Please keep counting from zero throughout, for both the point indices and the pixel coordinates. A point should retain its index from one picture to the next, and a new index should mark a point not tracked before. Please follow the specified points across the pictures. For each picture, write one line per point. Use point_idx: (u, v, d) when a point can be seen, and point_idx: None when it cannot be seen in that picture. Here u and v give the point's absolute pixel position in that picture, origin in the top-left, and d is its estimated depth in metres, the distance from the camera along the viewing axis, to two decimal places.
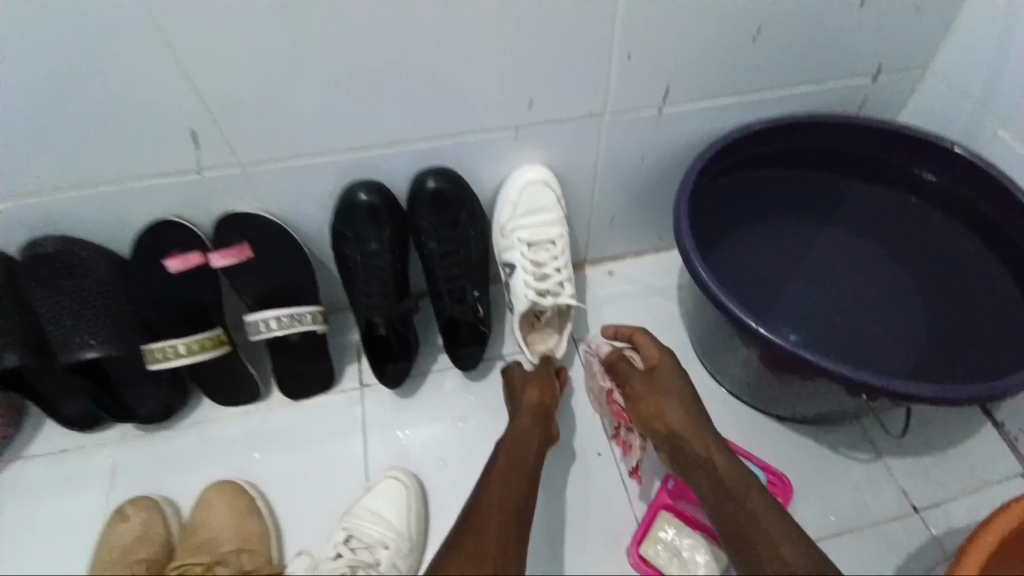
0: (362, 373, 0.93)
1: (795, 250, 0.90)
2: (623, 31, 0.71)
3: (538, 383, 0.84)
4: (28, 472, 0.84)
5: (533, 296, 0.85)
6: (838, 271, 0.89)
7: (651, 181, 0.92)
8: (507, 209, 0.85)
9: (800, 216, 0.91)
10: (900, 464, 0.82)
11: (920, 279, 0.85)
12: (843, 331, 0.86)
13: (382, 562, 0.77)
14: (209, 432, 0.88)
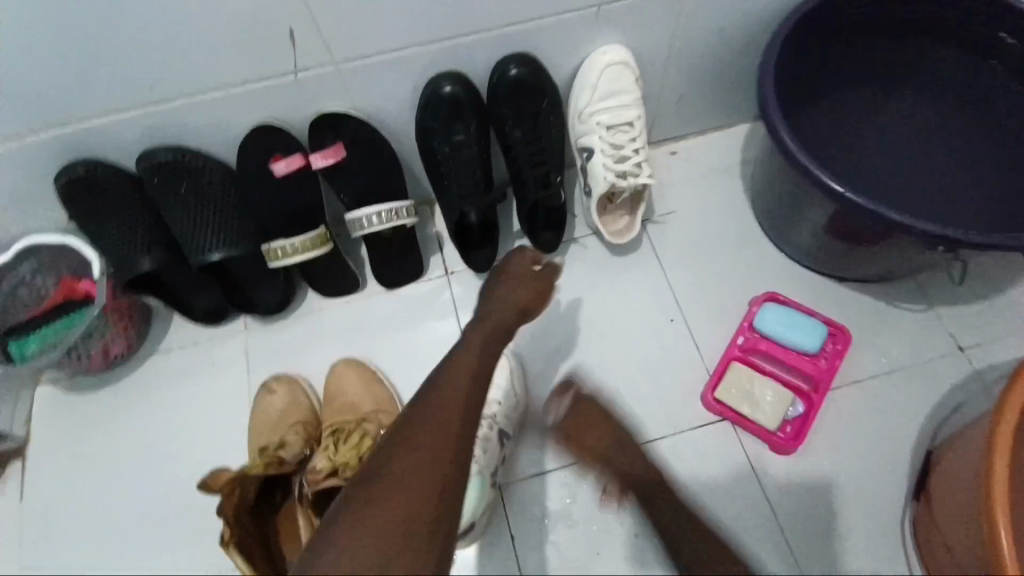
0: (446, 262, 1.01)
1: (872, 116, 0.91)
2: None
3: (527, 286, 0.74)
4: (171, 360, 0.96)
5: (612, 178, 0.89)
6: (910, 140, 0.91)
7: (725, 56, 0.91)
8: (586, 92, 0.86)
9: (878, 84, 0.90)
10: (949, 314, 0.91)
11: (1001, 137, 0.86)
12: (917, 191, 0.89)
13: (496, 415, 0.88)
14: (322, 319, 0.99)
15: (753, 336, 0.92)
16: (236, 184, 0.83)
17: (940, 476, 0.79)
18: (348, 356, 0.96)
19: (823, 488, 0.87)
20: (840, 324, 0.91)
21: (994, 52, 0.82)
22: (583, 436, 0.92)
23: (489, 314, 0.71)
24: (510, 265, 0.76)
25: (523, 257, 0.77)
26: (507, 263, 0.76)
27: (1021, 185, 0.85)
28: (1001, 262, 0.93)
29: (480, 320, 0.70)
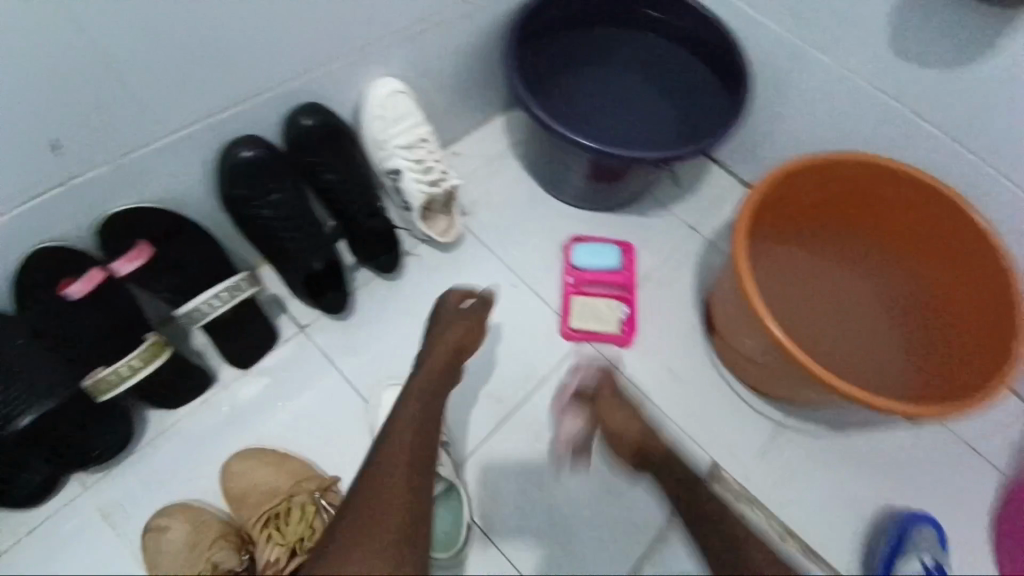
0: (297, 318, 1.02)
1: (585, 86, 1.17)
2: None
3: (466, 322, 0.89)
4: (27, 547, 0.84)
5: (427, 188, 1.00)
6: (613, 91, 1.18)
7: (472, 65, 1.09)
8: (376, 122, 0.95)
9: (583, 61, 1.17)
10: (681, 209, 1.28)
11: (665, 81, 1.17)
12: (633, 131, 1.16)
13: None
14: (189, 424, 0.93)
15: (578, 273, 1.15)
16: (38, 326, 0.72)
17: (714, 301, 1.11)
18: (237, 452, 0.92)
19: (662, 359, 1.13)
20: (624, 242, 1.20)
21: (645, 22, 1.15)
22: (488, 409, 1.05)
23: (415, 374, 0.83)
24: (443, 306, 0.91)
25: (453, 297, 0.93)
26: (443, 301, 0.92)
27: (687, 109, 1.16)
28: (695, 164, 1.32)
29: (430, 353, 0.85)
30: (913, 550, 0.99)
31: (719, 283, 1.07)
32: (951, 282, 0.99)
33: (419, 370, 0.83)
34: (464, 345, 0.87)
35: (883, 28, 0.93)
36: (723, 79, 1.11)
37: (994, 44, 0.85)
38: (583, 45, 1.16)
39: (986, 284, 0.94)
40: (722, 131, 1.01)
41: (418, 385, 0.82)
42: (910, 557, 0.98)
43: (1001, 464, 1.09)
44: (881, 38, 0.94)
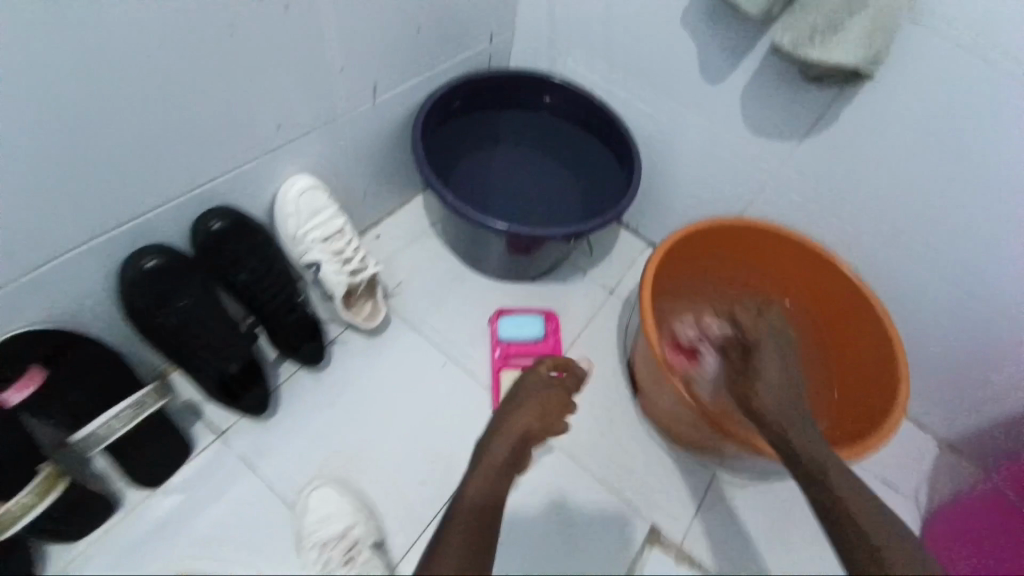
0: (213, 425, 0.98)
1: (494, 168, 1.26)
2: (324, 53, 0.87)
3: (552, 400, 0.96)
4: None
5: (347, 278, 1.01)
6: (520, 173, 1.27)
7: (383, 155, 1.15)
8: (290, 219, 0.96)
9: (488, 145, 1.26)
10: (596, 272, 1.35)
11: (565, 161, 1.27)
12: (544, 208, 1.25)
13: (361, 534, 0.91)
14: (91, 559, 0.87)
15: (504, 346, 1.17)
16: None
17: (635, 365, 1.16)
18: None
19: (593, 419, 1.16)
20: (549, 311, 1.24)
21: (540, 105, 1.24)
22: (422, 494, 1.00)
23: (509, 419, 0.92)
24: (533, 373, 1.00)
25: (540, 370, 1.00)
26: (526, 376, 1.00)
27: (588, 184, 1.26)
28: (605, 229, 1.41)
29: (508, 420, 0.92)
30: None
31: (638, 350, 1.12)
32: (840, 327, 1.10)
33: (513, 410, 0.93)
34: (533, 431, 0.92)
35: (742, 112, 1.07)
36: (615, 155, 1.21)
37: (825, 125, 0.99)
38: (487, 130, 1.25)
39: (867, 326, 1.05)
40: (619, 206, 1.09)
41: (489, 455, 0.86)
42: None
43: (905, 489, 1.20)
44: (742, 119, 1.08)
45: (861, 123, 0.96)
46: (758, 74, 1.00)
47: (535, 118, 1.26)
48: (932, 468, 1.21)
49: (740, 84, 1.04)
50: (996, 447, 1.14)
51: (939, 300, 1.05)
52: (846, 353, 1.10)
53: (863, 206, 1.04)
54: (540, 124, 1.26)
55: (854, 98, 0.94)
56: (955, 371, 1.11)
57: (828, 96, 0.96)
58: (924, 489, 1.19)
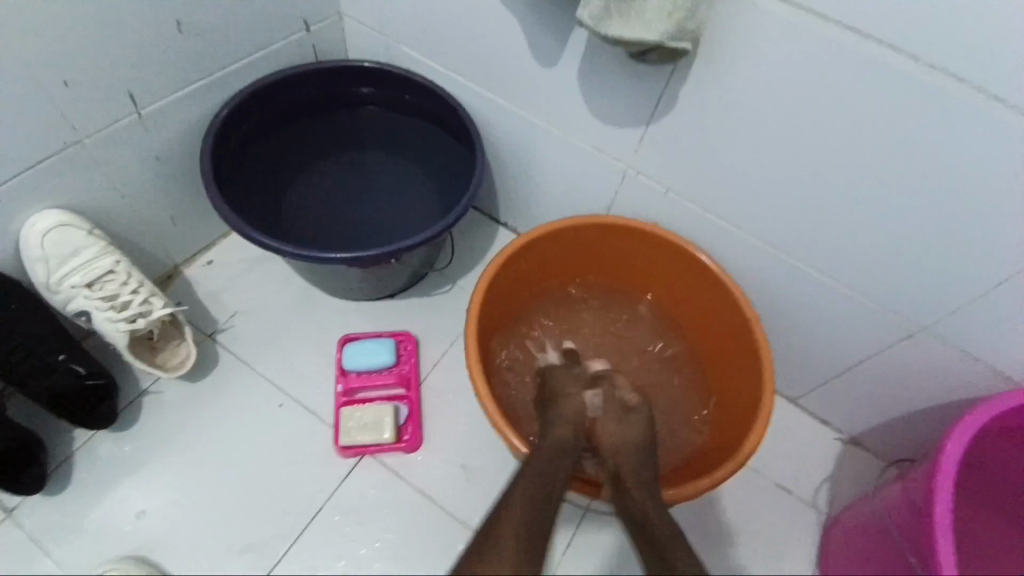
0: (3, 502, 0.89)
1: (343, 174, 1.10)
2: (20, 69, 0.71)
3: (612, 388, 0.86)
4: None
5: (124, 327, 0.87)
6: (372, 176, 1.11)
7: (182, 175, 0.98)
8: (39, 264, 0.83)
9: (314, 153, 1.10)
10: (468, 281, 1.19)
11: (416, 158, 1.12)
12: (398, 213, 1.09)
13: None
14: None
15: (348, 379, 1.05)
16: None
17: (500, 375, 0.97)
18: None
19: (451, 452, 1.03)
20: (400, 330, 1.12)
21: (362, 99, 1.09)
22: (241, 564, 0.90)
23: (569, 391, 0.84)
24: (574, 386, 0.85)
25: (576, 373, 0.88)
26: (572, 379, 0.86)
27: (443, 182, 1.10)
28: (483, 231, 1.25)
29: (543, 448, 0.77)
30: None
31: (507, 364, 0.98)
32: (711, 334, 0.98)
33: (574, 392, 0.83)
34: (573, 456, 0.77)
35: (584, 98, 0.91)
36: (452, 133, 1.08)
37: (665, 110, 0.86)
38: (331, 131, 1.10)
39: (733, 331, 0.93)
40: (472, 190, 0.97)
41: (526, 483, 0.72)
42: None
43: (804, 494, 1.07)
44: (585, 106, 0.92)
45: (701, 106, 0.82)
46: (587, 54, 0.85)
47: (380, 113, 1.11)
48: (835, 466, 1.09)
49: (574, 66, 0.88)
50: (892, 436, 1.06)
51: (815, 292, 0.94)
52: (719, 351, 0.97)
53: (728, 195, 0.90)
54: (383, 118, 1.11)
55: (689, 76, 0.80)
56: (839, 363, 1.01)
57: (662, 76, 0.82)
58: (825, 495, 1.07)
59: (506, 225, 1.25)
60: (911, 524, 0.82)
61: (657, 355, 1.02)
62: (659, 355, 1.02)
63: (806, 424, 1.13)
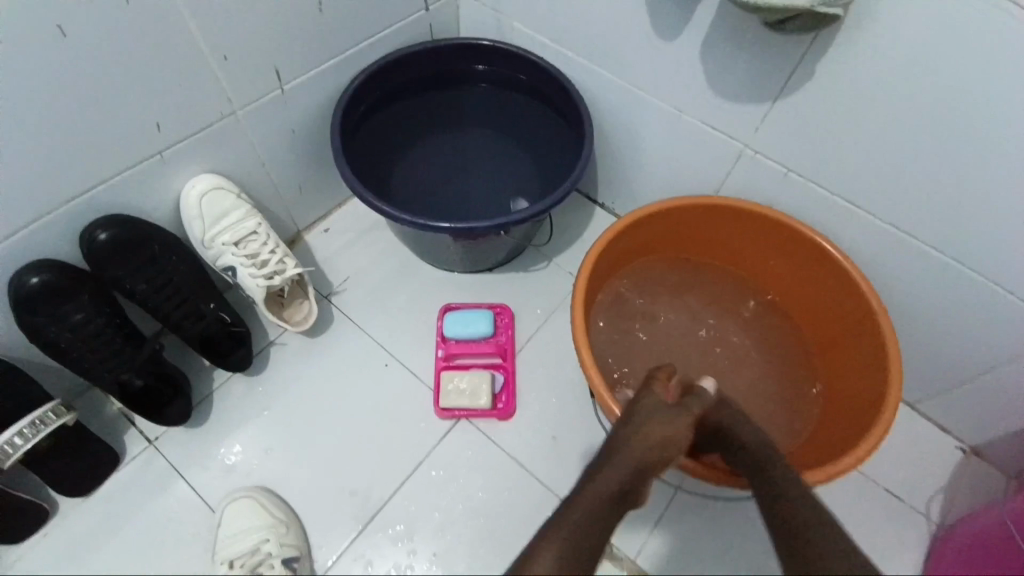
0: (146, 432, 1.02)
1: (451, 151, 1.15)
2: (196, 46, 0.80)
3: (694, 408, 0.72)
4: None
5: (263, 282, 0.97)
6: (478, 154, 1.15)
7: (310, 147, 1.07)
8: (196, 222, 0.93)
9: (431, 130, 1.16)
10: (563, 259, 1.21)
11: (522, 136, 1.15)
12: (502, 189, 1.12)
13: (272, 552, 0.91)
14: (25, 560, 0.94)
15: (448, 346, 1.10)
16: None
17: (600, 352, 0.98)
18: None
19: (543, 422, 1.06)
20: (498, 303, 1.15)
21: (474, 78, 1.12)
22: (350, 504, 0.98)
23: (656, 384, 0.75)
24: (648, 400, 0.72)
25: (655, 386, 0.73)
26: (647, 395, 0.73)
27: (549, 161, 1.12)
28: (578, 210, 1.26)
29: (604, 467, 0.68)
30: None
31: (606, 343, 0.98)
32: (826, 327, 0.94)
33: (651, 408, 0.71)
34: (644, 474, 0.68)
35: (702, 75, 0.89)
36: (563, 120, 1.09)
37: (796, 83, 0.81)
38: (441, 108, 1.15)
39: (853, 322, 0.89)
40: (577, 170, 0.97)
41: (590, 498, 0.66)
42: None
43: (914, 500, 1.00)
44: (706, 81, 0.90)
45: (835, 80, 0.78)
46: (713, 27, 0.83)
47: (490, 91, 1.13)
48: (951, 476, 1.02)
49: (695, 42, 0.86)
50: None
51: (949, 287, 0.87)
52: (829, 342, 0.94)
53: (855, 177, 0.85)
54: (492, 96, 1.14)
55: (825, 50, 0.76)
56: (967, 366, 0.94)
57: (800, 47, 0.78)
58: (937, 504, 1.00)
59: (602, 206, 1.25)
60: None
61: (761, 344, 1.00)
62: (762, 344, 1.00)
63: (919, 428, 1.05)
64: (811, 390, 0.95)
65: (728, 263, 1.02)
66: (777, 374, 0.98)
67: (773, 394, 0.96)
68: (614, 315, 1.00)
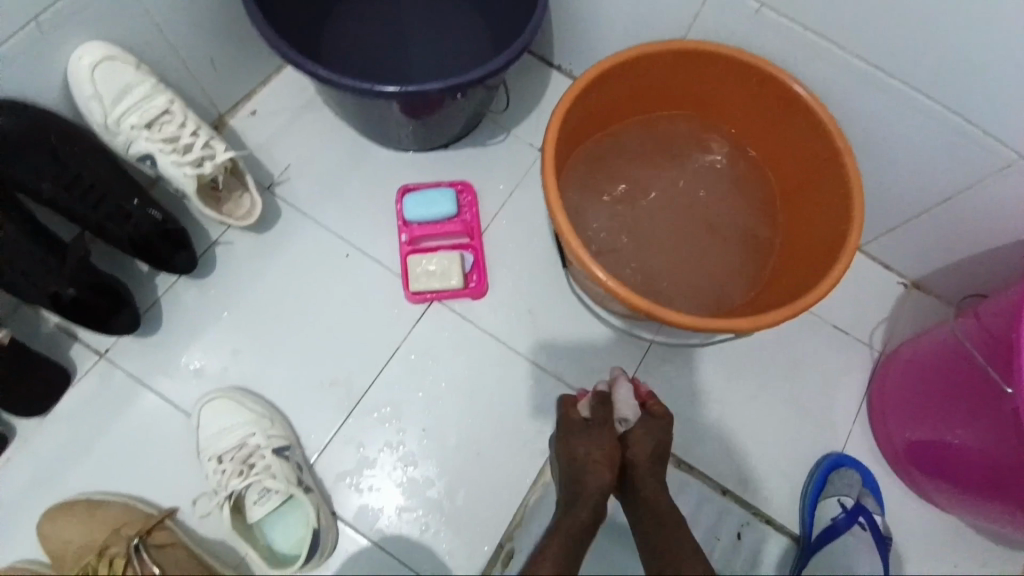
0: (95, 346, 0.95)
1: (391, 17, 1.02)
2: None
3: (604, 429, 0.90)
4: None
5: (191, 171, 0.85)
6: (422, 20, 1.03)
7: (216, 6, 0.90)
8: (94, 103, 0.80)
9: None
10: (523, 129, 1.13)
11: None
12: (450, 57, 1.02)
13: (260, 445, 0.91)
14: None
15: (412, 230, 1.04)
16: None
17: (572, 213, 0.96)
18: (67, 500, 0.90)
19: (516, 298, 1.05)
20: (459, 180, 1.08)
21: None
22: (331, 395, 0.98)
23: (598, 443, 0.87)
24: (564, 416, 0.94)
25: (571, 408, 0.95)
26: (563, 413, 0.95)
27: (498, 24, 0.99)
28: (533, 74, 1.15)
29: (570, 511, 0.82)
30: (833, 493, 1.03)
31: (580, 208, 0.97)
32: (794, 176, 0.94)
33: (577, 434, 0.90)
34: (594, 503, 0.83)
35: None
36: None
37: None
38: None
39: (820, 164, 0.88)
40: (533, 23, 0.84)
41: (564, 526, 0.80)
42: (830, 499, 1.03)
43: (860, 334, 1.09)
44: None
45: None
46: None
47: None
48: (894, 308, 1.10)
49: None
50: (959, 278, 1.05)
51: (912, 120, 0.87)
52: (797, 194, 0.95)
53: (827, 8, 0.81)
54: None
55: None
56: (918, 203, 0.98)
57: None
58: (880, 335, 1.09)
59: (559, 68, 1.15)
60: (1002, 354, 0.81)
61: (732, 203, 1.00)
62: (733, 203, 1.00)
63: (869, 270, 1.12)
64: (778, 241, 0.97)
65: (697, 116, 0.98)
66: (747, 231, 0.99)
67: (743, 250, 0.98)
68: (588, 179, 0.98)
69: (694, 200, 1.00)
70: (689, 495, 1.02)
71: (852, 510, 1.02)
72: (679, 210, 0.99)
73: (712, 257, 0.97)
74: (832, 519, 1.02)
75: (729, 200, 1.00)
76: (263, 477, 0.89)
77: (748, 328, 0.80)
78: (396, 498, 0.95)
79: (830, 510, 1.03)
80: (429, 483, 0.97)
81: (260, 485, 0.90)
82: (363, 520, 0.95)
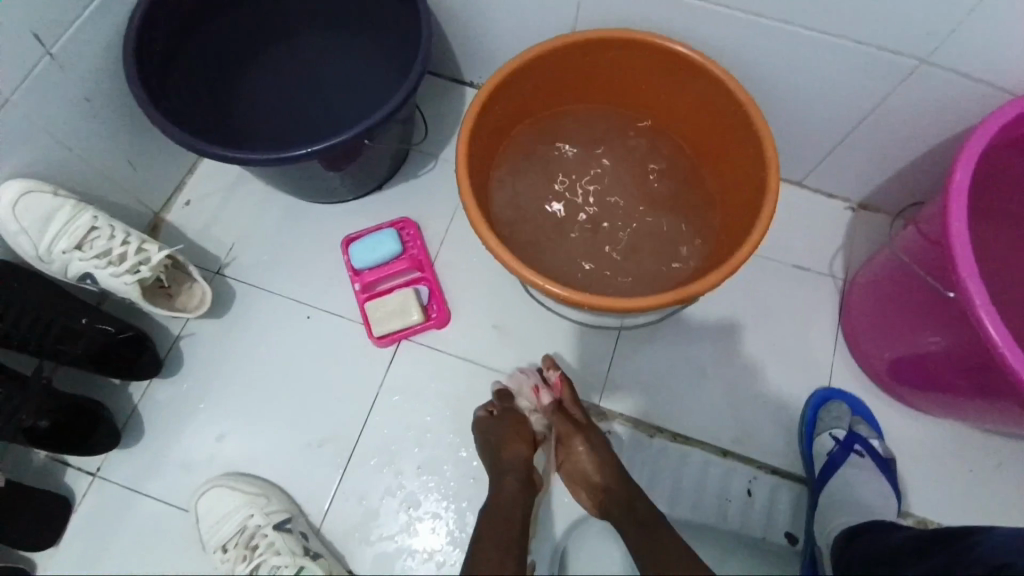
0: (87, 467, 0.96)
1: (295, 79, 1.04)
2: None
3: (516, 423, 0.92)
4: None
5: (131, 278, 0.87)
6: (325, 74, 1.05)
7: (124, 115, 0.92)
8: (23, 237, 0.83)
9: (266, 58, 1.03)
10: (449, 152, 1.15)
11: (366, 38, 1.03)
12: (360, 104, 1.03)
13: (258, 528, 0.93)
14: None
15: (362, 276, 1.05)
16: None
17: (507, 226, 0.98)
18: None
19: (481, 316, 1.07)
20: (400, 218, 1.09)
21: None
22: (324, 454, 0.99)
23: (515, 444, 0.88)
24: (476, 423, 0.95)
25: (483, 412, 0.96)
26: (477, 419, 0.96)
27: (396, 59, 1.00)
28: (448, 96, 1.18)
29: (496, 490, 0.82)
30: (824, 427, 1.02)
31: (514, 218, 0.99)
32: (710, 137, 0.95)
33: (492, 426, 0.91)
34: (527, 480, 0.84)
35: None
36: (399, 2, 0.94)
37: None
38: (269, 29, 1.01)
39: (728, 120, 0.89)
40: (422, 53, 0.86)
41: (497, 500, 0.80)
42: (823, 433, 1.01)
43: (821, 267, 1.10)
44: None
45: None
46: None
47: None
48: (848, 234, 1.11)
49: None
50: (901, 190, 1.06)
51: (810, 55, 0.88)
52: (717, 154, 0.96)
53: None
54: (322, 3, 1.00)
55: None
56: (840, 129, 0.99)
57: None
58: (840, 263, 1.10)
59: (471, 84, 1.18)
60: (930, 255, 0.83)
61: (660, 176, 1.01)
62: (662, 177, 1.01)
63: (815, 203, 1.13)
64: (712, 205, 0.99)
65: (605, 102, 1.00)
66: (681, 201, 1.00)
67: (680, 218, 0.99)
68: (514, 189, 1.00)
69: (621, 183, 1.01)
70: (691, 463, 1.03)
71: (846, 441, 1.00)
72: (610, 196, 1.01)
73: (652, 235, 0.99)
74: (828, 453, 1.00)
75: (656, 173, 1.01)
76: (266, 559, 0.91)
77: (688, 296, 0.81)
78: (406, 539, 0.97)
79: (825, 444, 1.01)
80: (437, 518, 0.98)
81: (264, 567, 0.93)
82: (380, 568, 0.96)
